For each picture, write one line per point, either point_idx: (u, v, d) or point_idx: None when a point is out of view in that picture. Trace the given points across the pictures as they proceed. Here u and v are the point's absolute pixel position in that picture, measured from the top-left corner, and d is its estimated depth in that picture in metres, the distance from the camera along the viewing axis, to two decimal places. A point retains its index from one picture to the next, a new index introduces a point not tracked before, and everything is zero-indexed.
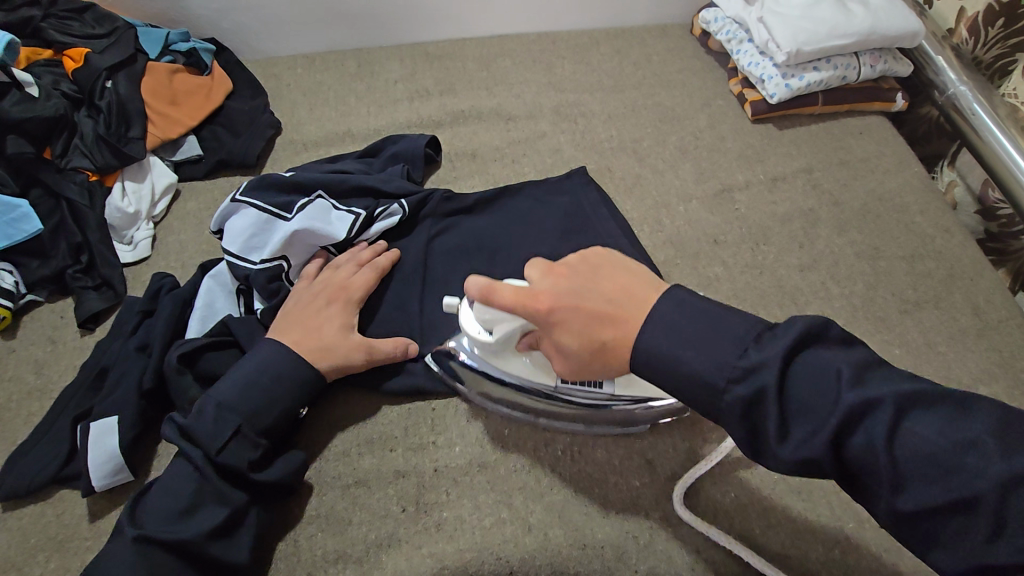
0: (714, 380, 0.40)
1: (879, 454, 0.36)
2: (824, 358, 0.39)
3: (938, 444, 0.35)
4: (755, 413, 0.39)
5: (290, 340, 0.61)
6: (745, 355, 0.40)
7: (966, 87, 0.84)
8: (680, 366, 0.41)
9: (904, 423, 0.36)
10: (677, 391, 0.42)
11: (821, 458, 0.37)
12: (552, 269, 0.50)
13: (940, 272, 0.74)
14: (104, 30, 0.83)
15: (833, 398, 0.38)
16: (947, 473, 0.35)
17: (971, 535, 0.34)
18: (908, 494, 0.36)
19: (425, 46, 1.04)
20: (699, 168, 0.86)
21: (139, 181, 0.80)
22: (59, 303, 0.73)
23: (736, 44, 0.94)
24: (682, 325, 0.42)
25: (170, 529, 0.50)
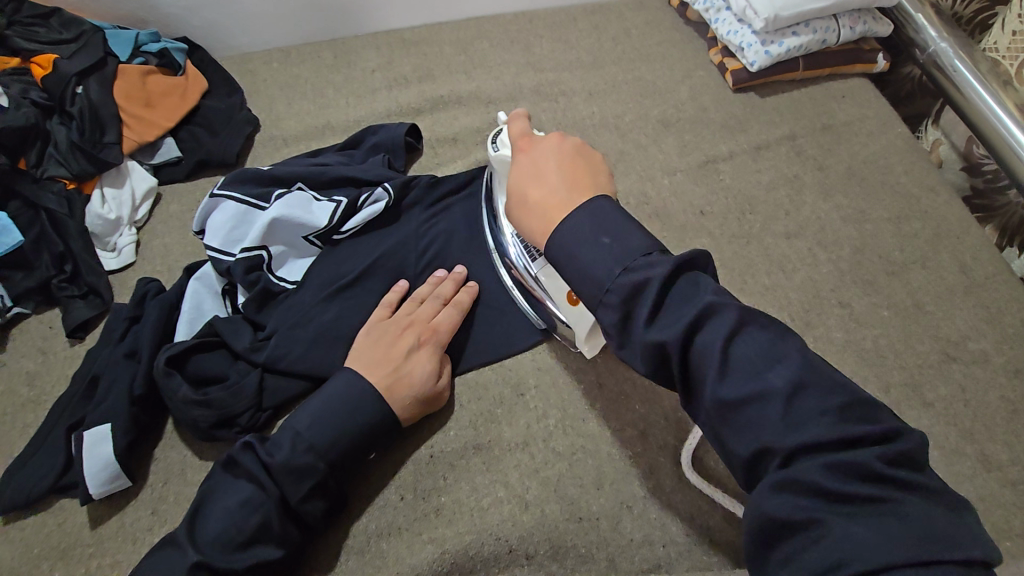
0: (611, 267, 0.44)
1: (741, 360, 0.39)
2: (701, 278, 0.43)
3: (764, 354, 0.39)
4: (634, 298, 0.42)
5: (379, 383, 0.59)
6: (642, 257, 0.44)
7: (946, 43, 0.83)
8: (582, 258, 0.45)
9: (738, 335, 0.40)
10: (576, 280, 0.46)
11: (670, 344, 0.40)
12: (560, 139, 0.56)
13: (926, 232, 0.74)
14: (70, 34, 0.82)
15: (693, 300, 0.41)
16: (761, 371, 0.38)
17: (759, 428, 0.37)
18: (727, 383, 0.39)
19: (401, 33, 1.02)
20: (682, 141, 0.86)
21: (119, 187, 0.79)
22: (47, 314, 0.73)
23: (714, 13, 0.92)
24: (604, 221, 0.46)
25: (236, 557, 0.50)
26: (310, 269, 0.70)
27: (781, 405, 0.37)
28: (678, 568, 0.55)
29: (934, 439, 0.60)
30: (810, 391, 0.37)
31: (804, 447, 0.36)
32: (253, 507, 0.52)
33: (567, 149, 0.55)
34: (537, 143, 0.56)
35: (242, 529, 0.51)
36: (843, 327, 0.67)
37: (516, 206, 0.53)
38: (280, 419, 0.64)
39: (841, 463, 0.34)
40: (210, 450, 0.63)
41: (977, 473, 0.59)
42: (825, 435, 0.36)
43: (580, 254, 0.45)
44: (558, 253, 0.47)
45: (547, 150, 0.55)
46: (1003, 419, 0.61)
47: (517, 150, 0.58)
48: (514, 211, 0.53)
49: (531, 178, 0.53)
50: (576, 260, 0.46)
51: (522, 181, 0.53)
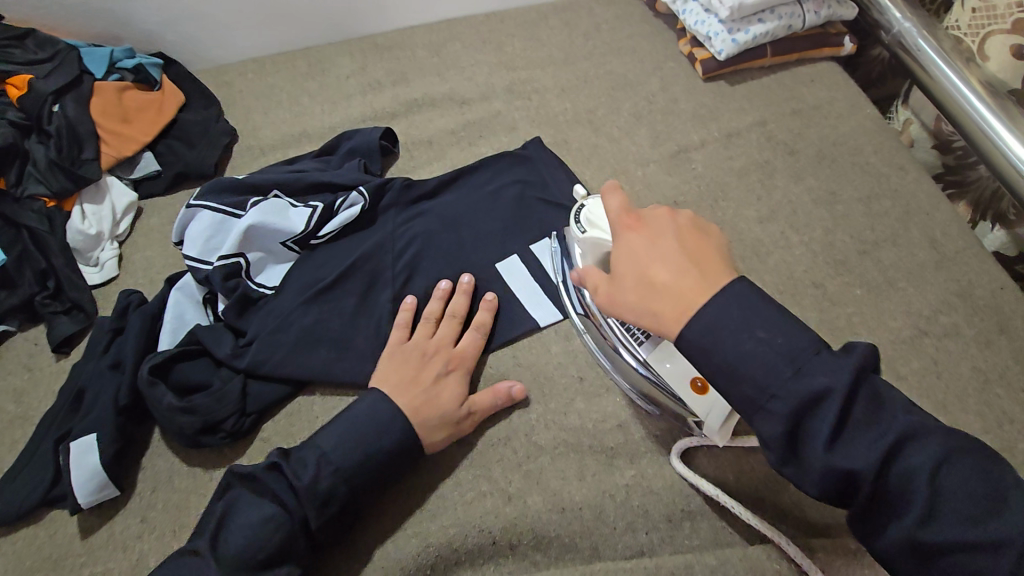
0: (770, 376, 0.41)
1: (958, 495, 0.38)
2: (886, 389, 0.42)
3: (972, 491, 0.38)
4: (804, 411, 0.40)
5: (408, 405, 0.59)
6: (811, 357, 0.41)
7: (910, 23, 0.84)
8: (721, 352, 0.43)
9: (940, 468, 0.39)
10: (716, 375, 0.44)
11: (790, 430, 0.41)
12: (675, 217, 0.51)
13: (896, 210, 0.75)
14: (46, 54, 0.83)
15: (885, 429, 0.40)
16: (892, 454, 0.39)
17: (991, 572, 0.37)
18: (863, 477, 0.39)
19: (374, 38, 1.03)
20: (654, 132, 0.87)
21: (99, 203, 0.80)
22: (33, 331, 0.74)
23: (681, 4, 0.93)
24: (752, 313, 0.43)
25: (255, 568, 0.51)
26: (289, 275, 0.71)
27: (1001, 557, 0.37)
28: (660, 551, 0.56)
29: None
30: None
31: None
32: (273, 522, 0.52)
33: (685, 225, 0.50)
34: (649, 215, 0.51)
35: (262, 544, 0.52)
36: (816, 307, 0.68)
37: (633, 281, 0.48)
38: (264, 424, 0.65)
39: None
40: (196, 456, 0.64)
41: None
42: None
43: (728, 357, 0.43)
44: (694, 339, 0.44)
45: (665, 227, 0.50)
46: (975, 391, 0.62)
47: (622, 223, 0.52)
48: (632, 294, 0.48)
49: (646, 259, 0.48)
50: (724, 351, 0.43)
51: (636, 259, 0.49)
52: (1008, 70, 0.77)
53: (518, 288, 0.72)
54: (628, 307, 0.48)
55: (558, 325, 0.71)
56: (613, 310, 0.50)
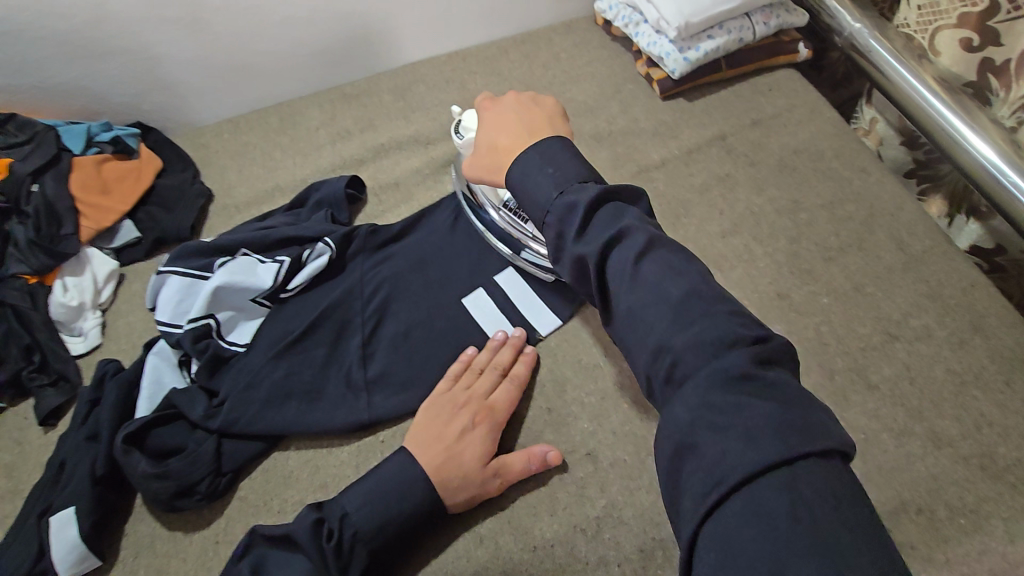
0: (553, 198, 0.52)
1: (709, 318, 0.43)
2: (627, 208, 0.51)
3: (720, 334, 0.42)
4: (590, 258, 0.49)
5: (425, 460, 0.59)
6: (578, 185, 0.53)
7: (861, 24, 0.84)
8: (525, 185, 0.55)
9: (696, 307, 0.44)
10: (525, 204, 0.55)
11: (640, 306, 0.46)
12: (522, 106, 0.64)
13: (860, 214, 0.74)
14: (25, 137, 0.87)
15: (616, 222, 0.49)
16: (711, 334, 0.42)
17: (698, 334, 0.42)
18: (680, 341, 0.43)
19: (341, 88, 1.06)
20: (616, 154, 0.87)
21: (79, 274, 0.83)
22: (21, 405, 0.76)
23: (633, 27, 0.95)
24: (551, 158, 0.54)
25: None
26: (259, 331, 0.72)
27: (717, 366, 0.41)
28: None
29: (882, 422, 0.59)
30: (699, 303, 0.44)
31: (688, 348, 0.42)
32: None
33: (528, 106, 0.64)
34: (498, 98, 0.65)
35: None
36: (785, 319, 0.67)
37: (486, 151, 0.62)
38: (241, 483, 0.66)
39: (716, 368, 0.41)
40: (177, 520, 0.64)
41: (928, 452, 0.58)
42: (742, 406, 0.38)
43: (531, 190, 0.54)
44: (513, 183, 0.56)
45: (509, 105, 0.64)
46: (951, 394, 0.61)
47: (483, 105, 0.67)
48: (483, 163, 0.63)
49: (493, 126, 0.63)
50: (524, 188, 0.55)
51: (489, 131, 0.63)
52: (960, 64, 0.77)
53: (484, 321, 0.72)
54: (479, 161, 0.63)
55: None
56: (473, 163, 0.64)
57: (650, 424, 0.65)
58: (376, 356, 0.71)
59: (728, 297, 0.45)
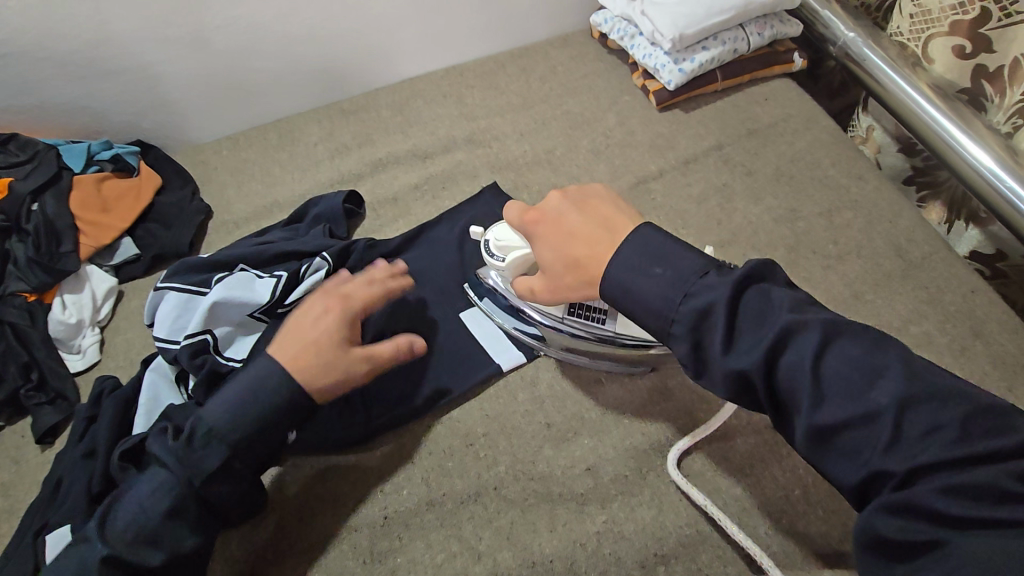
0: (672, 296, 0.49)
1: (930, 424, 0.40)
2: (774, 290, 0.48)
3: (854, 373, 0.42)
4: (700, 329, 0.47)
5: (283, 356, 0.58)
6: (700, 280, 0.49)
7: (854, 34, 0.85)
8: (634, 289, 0.51)
9: (825, 351, 0.44)
10: (642, 314, 0.51)
11: (754, 368, 0.44)
12: (583, 207, 0.60)
13: (858, 221, 0.74)
14: (26, 156, 0.87)
15: (772, 319, 0.46)
16: (861, 393, 0.42)
17: (922, 449, 0.40)
18: (822, 410, 0.42)
19: (340, 103, 1.07)
20: (612, 166, 0.88)
21: (79, 291, 0.83)
22: (19, 423, 0.76)
23: (629, 40, 0.95)
24: (656, 253, 0.51)
25: (143, 553, 0.52)
26: (258, 345, 0.72)
27: (888, 422, 0.40)
28: None
29: None
30: (920, 403, 0.41)
31: (920, 466, 0.39)
32: (166, 498, 0.53)
33: (580, 201, 0.61)
34: (543, 205, 0.62)
35: (157, 532, 0.53)
36: None
37: (566, 268, 0.59)
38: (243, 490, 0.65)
39: (951, 483, 0.38)
40: None
41: None
42: (945, 456, 0.39)
43: (637, 287, 0.50)
44: (614, 286, 0.52)
45: (560, 206, 0.61)
46: None
47: (528, 222, 0.63)
48: (565, 274, 0.59)
49: (565, 243, 0.59)
50: (633, 293, 0.51)
51: (559, 250, 0.59)
52: (954, 70, 0.77)
53: (483, 338, 0.73)
54: (567, 284, 0.59)
55: (524, 370, 0.71)
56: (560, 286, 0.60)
57: (650, 437, 0.65)
58: None
59: (936, 381, 0.42)
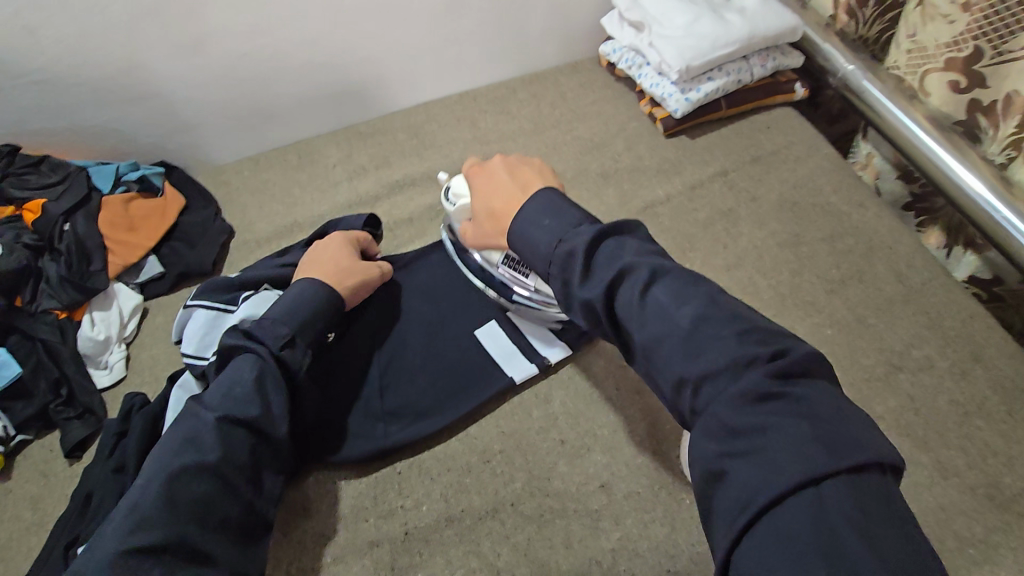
0: (550, 240, 0.53)
1: (701, 340, 0.44)
2: (620, 239, 0.51)
3: (670, 305, 0.46)
4: (570, 267, 0.51)
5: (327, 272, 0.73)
6: (575, 229, 0.53)
7: (854, 66, 0.89)
8: (530, 240, 0.55)
9: (653, 290, 0.47)
10: (531, 258, 0.55)
11: (597, 301, 0.48)
12: (506, 162, 0.66)
13: (859, 247, 0.77)
14: (58, 178, 0.90)
15: (616, 260, 0.49)
16: (669, 316, 0.45)
17: (704, 359, 0.43)
18: (644, 333, 0.46)
19: (357, 127, 1.11)
20: (622, 191, 0.91)
21: (107, 309, 0.86)
22: (48, 437, 0.79)
23: (636, 69, 0.99)
24: (549, 206, 0.55)
25: (242, 408, 0.58)
26: None
27: (680, 343, 0.44)
28: None
29: None
30: (707, 326, 0.44)
31: (708, 374, 0.42)
32: (251, 366, 0.61)
33: (510, 163, 0.66)
34: (484, 162, 0.67)
35: (249, 394, 0.59)
36: None
37: (486, 218, 0.66)
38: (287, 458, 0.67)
39: (733, 390, 0.41)
40: None
41: (935, 482, 0.60)
42: (729, 365, 0.42)
43: (531, 235, 0.55)
44: (514, 235, 0.56)
45: (496, 169, 0.66)
46: (955, 424, 0.63)
47: (470, 173, 0.69)
48: (486, 224, 0.66)
49: (488, 193, 0.65)
50: (526, 236, 0.55)
51: (484, 198, 0.65)
52: (949, 104, 0.81)
53: (496, 350, 0.76)
54: (486, 227, 0.66)
55: (539, 389, 0.73)
56: (484, 235, 0.67)
57: (661, 455, 0.67)
58: (396, 388, 0.73)
59: (734, 307, 0.46)
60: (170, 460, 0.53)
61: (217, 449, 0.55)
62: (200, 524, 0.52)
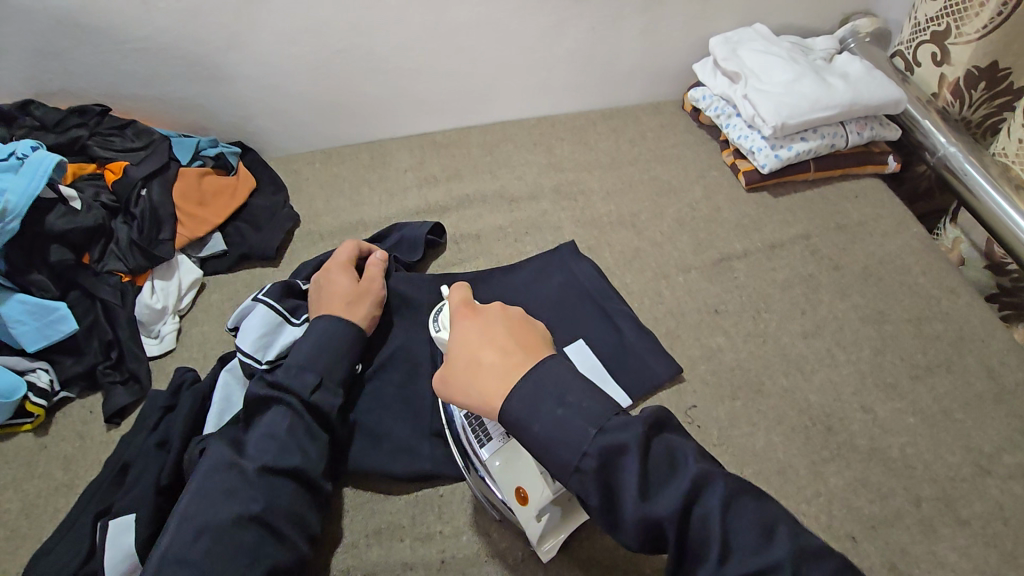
0: (585, 430, 0.45)
1: (711, 524, 0.42)
2: (677, 443, 0.46)
3: (752, 524, 0.42)
4: (612, 462, 0.44)
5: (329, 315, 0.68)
6: (613, 416, 0.46)
7: (955, 148, 0.86)
8: (538, 428, 0.47)
9: (729, 507, 0.42)
10: (547, 449, 0.46)
11: (666, 519, 0.42)
12: (513, 321, 0.56)
13: (949, 334, 0.74)
14: (141, 143, 0.92)
15: (679, 469, 0.44)
16: (760, 545, 0.41)
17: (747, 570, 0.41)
18: (731, 564, 0.41)
19: (432, 136, 1.12)
20: (696, 239, 0.89)
21: (167, 279, 0.86)
22: (90, 398, 0.78)
23: (725, 119, 0.98)
24: (557, 388, 0.48)
25: (280, 455, 0.57)
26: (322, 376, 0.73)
27: None
28: None
29: (974, 563, 0.57)
30: (808, 561, 0.41)
31: None
32: (285, 416, 0.60)
33: (515, 318, 0.56)
34: (483, 307, 0.58)
35: (286, 443, 0.58)
36: (866, 434, 0.66)
37: (466, 366, 0.53)
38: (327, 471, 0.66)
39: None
40: None
41: None
42: None
43: (545, 423, 0.47)
44: (513, 411, 0.48)
45: (495, 318, 0.56)
46: None
47: (462, 313, 0.58)
48: (462, 371, 0.53)
49: (478, 341, 0.54)
50: (535, 429, 0.47)
51: (468, 347, 0.54)
52: None
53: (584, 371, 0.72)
54: (458, 386, 0.53)
55: None
56: (450, 386, 0.54)
57: None
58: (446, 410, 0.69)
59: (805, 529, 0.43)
60: (210, 512, 0.52)
61: (261, 497, 0.55)
62: (247, 572, 0.50)
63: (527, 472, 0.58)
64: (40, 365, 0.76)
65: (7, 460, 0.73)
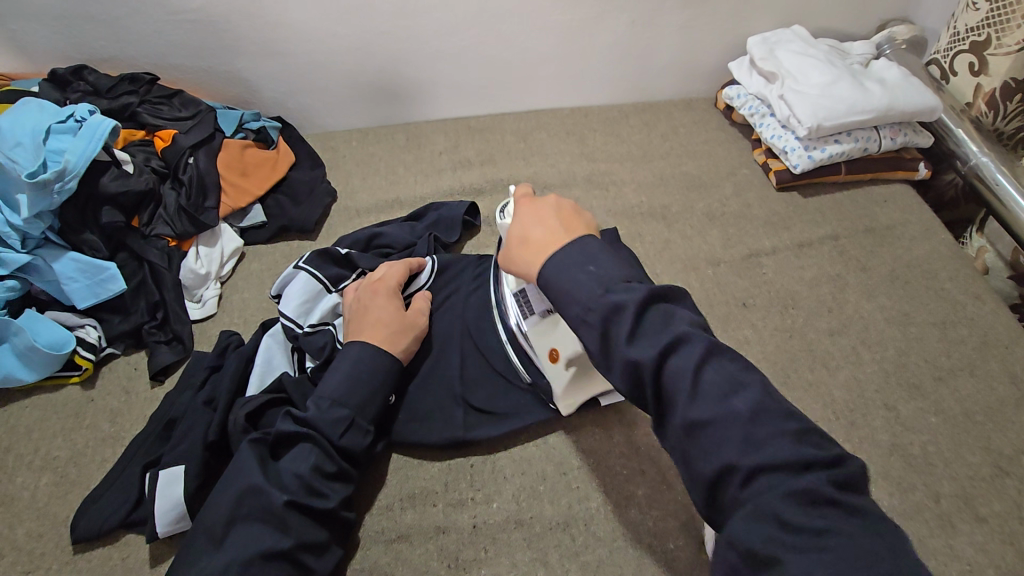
0: (598, 290, 0.47)
1: (683, 375, 0.42)
2: (677, 309, 0.46)
3: (727, 383, 0.42)
4: (611, 323, 0.45)
5: (368, 335, 0.67)
6: (622, 283, 0.47)
7: (988, 158, 0.88)
8: (563, 284, 0.49)
9: (706, 366, 0.43)
10: (563, 307, 0.49)
11: (647, 365, 0.43)
12: (561, 206, 0.58)
13: (973, 339, 0.76)
14: (189, 113, 0.93)
15: (668, 327, 0.44)
16: (726, 396, 0.42)
17: (723, 447, 0.40)
18: (699, 404, 0.41)
19: (467, 121, 1.13)
20: (726, 234, 0.90)
21: (211, 246, 0.89)
22: (134, 355, 0.81)
23: (759, 118, 0.99)
24: (586, 254, 0.50)
25: (326, 422, 0.62)
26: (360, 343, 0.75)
27: (741, 427, 0.40)
28: None
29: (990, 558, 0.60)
30: (768, 415, 0.41)
31: (765, 466, 0.39)
32: (333, 387, 0.63)
33: (565, 205, 0.59)
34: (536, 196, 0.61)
35: (332, 412, 0.62)
36: (888, 430, 0.68)
37: (518, 241, 0.56)
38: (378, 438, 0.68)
39: (791, 485, 0.38)
40: None
41: None
42: (790, 456, 0.39)
43: (567, 282, 0.49)
44: (547, 274, 0.50)
45: (547, 205, 0.58)
46: None
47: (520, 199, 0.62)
48: (513, 247, 0.57)
49: (525, 220, 0.57)
50: (562, 278, 0.49)
51: (519, 224, 0.57)
52: None
53: None
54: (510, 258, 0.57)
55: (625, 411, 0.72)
56: (504, 256, 0.58)
57: None
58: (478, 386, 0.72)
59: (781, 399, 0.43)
60: (256, 472, 0.58)
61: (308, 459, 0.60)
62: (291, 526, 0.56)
63: (563, 338, 0.66)
64: (88, 321, 0.79)
65: (57, 411, 0.76)
